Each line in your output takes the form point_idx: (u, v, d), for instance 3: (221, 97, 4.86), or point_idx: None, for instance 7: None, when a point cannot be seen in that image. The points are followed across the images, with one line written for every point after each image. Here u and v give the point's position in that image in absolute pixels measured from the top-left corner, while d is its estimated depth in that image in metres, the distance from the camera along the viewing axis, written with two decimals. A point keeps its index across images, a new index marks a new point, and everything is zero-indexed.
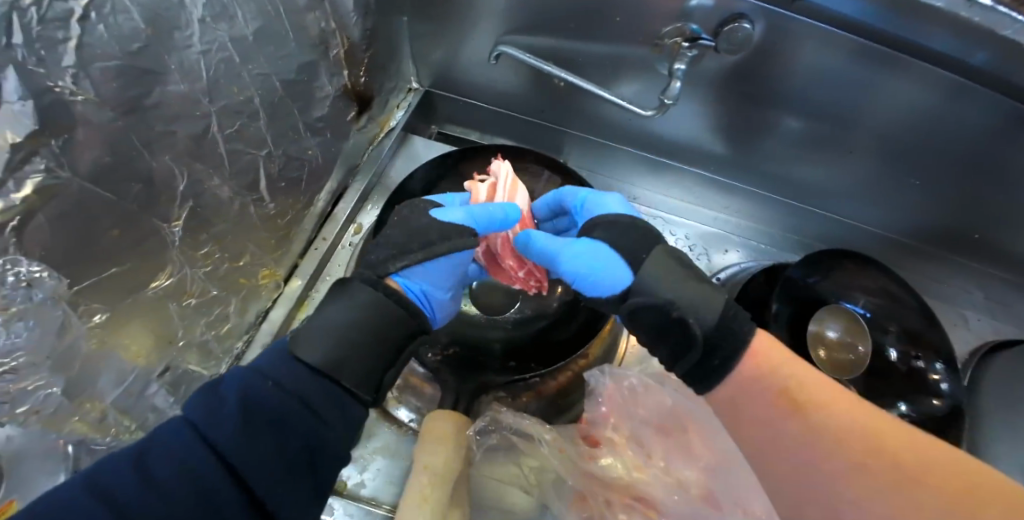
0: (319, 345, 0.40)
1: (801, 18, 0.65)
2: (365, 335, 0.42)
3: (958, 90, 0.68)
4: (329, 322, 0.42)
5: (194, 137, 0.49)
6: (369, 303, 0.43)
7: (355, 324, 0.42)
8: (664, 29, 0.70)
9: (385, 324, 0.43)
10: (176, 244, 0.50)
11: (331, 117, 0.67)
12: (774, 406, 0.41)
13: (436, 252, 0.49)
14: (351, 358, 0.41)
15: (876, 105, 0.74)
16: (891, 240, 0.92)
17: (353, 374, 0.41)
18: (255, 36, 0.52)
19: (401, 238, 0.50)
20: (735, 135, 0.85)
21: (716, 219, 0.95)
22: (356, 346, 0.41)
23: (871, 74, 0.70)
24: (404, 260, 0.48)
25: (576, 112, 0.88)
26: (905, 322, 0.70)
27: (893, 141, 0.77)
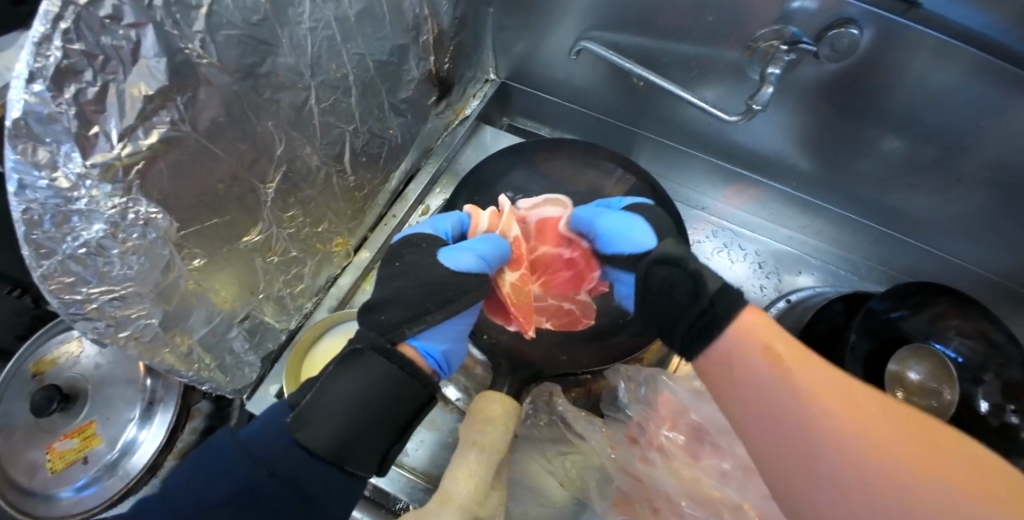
0: (325, 429, 0.40)
1: (920, 29, 0.61)
2: (374, 413, 0.41)
3: None
4: (342, 399, 0.40)
5: (294, 107, 0.53)
6: (384, 378, 0.42)
7: (367, 402, 0.41)
8: (760, 31, 0.67)
9: (396, 406, 0.42)
10: (267, 204, 0.54)
11: (415, 99, 0.69)
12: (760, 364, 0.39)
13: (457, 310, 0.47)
14: (355, 446, 0.40)
15: (1001, 133, 0.67)
16: (996, 284, 0.84)
17: (358, 460, 0.41)
18: (357, 17, 0.55)
19: (415, 296, 0.47)
20: (826, 152, 0.80)
21: (792, 238, 0.91)
22: (365, 433, 0.41)
23: (1001, 96, 0.63)
24: (421, 324, 0.46)
25: (654, 114, 0.86)
26: (1009, 374, 0.62)
27: (1018, 175, 0.70)
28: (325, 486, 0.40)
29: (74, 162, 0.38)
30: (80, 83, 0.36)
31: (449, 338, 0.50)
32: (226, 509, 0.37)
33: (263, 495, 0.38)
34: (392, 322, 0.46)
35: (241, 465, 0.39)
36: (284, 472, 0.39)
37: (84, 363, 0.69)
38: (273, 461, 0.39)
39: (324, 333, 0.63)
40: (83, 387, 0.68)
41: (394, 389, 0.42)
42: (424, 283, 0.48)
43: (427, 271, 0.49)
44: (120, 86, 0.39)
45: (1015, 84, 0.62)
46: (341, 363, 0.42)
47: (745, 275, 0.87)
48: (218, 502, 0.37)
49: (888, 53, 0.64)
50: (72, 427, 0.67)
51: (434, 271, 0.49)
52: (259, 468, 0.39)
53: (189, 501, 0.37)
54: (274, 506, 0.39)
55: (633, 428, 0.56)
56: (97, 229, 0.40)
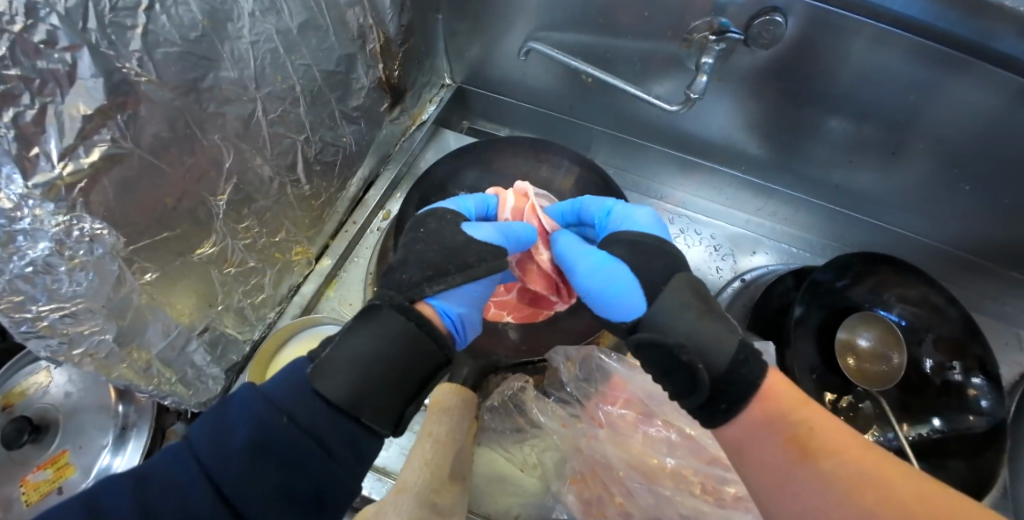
0: (341, 380, 0.39)
1: (843, 13, 0.64)
2: (389, 363, 0.40)
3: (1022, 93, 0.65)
4: (359, 353, 0.40)
5: (241, 120, 0.54)
6: (398, 335, 0.41)
7: (387, 354, 0.41)
8: (694, 23, 0.70)
9: (410, 358, 0.41)
10: (220, 217, 0.55)
11: (367, 106, 0.71)
12: (781, 444, 0.39)
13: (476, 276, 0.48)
14: (369, 398, 0.40)
15: (934, 107, 0.70)
16: (944, 253, 0.88)
17: (373, 412, 0.40)
18: (300, 29, 0.57)
19: (435, 257, 0.49)
20: (773, 136, 0.83)
21: (748, 222, 0.94)
22: (378, 383, 0.40)
23: (925, 71, 0.67)
24: (441, 284, 0.47)
25: (606, 109, 0.89)
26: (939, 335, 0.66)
27: (950, 146, 0.74)
28: (342, 438, 0.39)
29: (16, 183, 0.39)
30: (17, 106, 0.38)
31: (465, 302, 0.50)
32: (248, 454, 0.36)
33: (284, 442, 0.37)
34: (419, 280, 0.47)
35: (260, 409, 0.37)
36: (306, 419, 0.38)
37: (53, 393, 0.69)
38: (292, 409, 0.38)
39: (286, 341, 0.64)
40: (54, 417, 0.68)
41: (406, 347, 0.41)
42: (443, 245, 0.50)
43: (448, 237, 0.51)
44: (58, 108, 0.40)
45: (935, 59, 0.65)
46: (356, 322, 0.42)
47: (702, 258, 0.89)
48: (238, 453, 0.36)
49: (816, 37, 0.67)
50: (44, 458, 0.66)
51: (455, 237, 0.51)
52: (278, 415, 0.37)
53: (211, 449, 0.36)
54: (294, 454, 0.37)
55: (589, 411, 0.58)
56: (43, 247, 0.41)
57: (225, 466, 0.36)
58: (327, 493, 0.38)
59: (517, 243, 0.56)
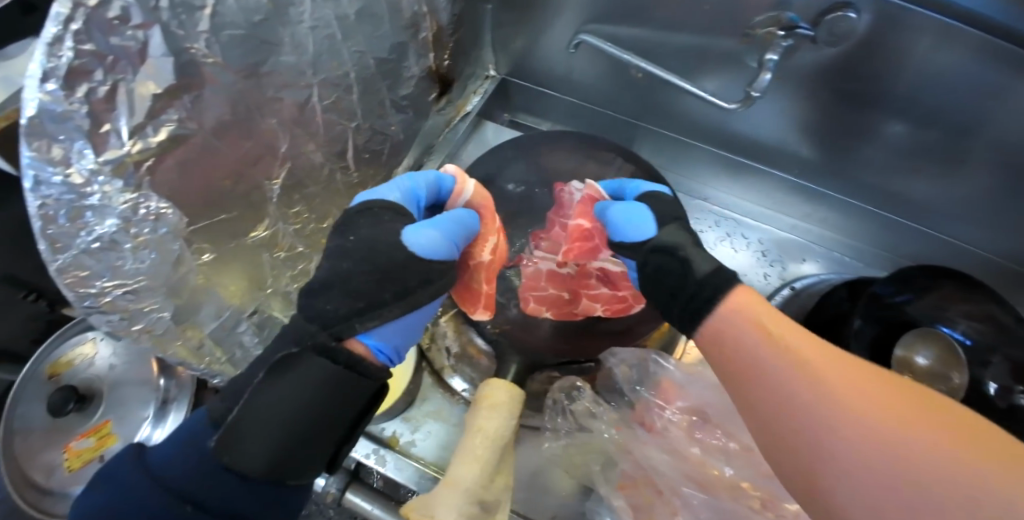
0: (258, 443, 0.39)
1: (917, 10, 0.61)
2: (286, 407, 0.39)
3: None
4: (266, 410, 0.39)
5: (297, 105, 0.54)
6: (321, 384, 0.40)
7: (286, 398, 0.40)
8: (758, 18, 0.68)
9: (292, 397, 0.40)
10: (273, 201, 0.56)
11: (415, 96, 0.71)
12: (783, 361, 0.36)
13: (418, 303, 0.47)
14: (293, 461, 0.40)
15: (1005, 114, 0.67)
16: (1000, 267, 0.84)
17: (290, 472, 0.40)
18: (356, 16, 0.57)
19: (373, 288, 0.45)
20: (827, 140, 0.81)
21: (796, 227, 0.91)
22: (289, 439, 0.39)
23: (998, 75, 0.64)
24: (376, 318, 0.45)
25: (653, 106, 0.87)
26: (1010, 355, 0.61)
27: (1020, 157, 0.70)
28: (265, 496, 0.40)
29: (87, 158, 0.39)
30: (91, 82, 0.37)
31: (404, 331, 0.49)
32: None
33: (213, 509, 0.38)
34: (320, 332, 0.43)
35: (155, 498, 0.38)
36: (211, 502, 0.38)
37: (98, 365, 0.70)
38: (196, 495, 0.38)
39: None
40: (99, 387, 0.70)
41: (329, 393, 0.40)
42: (365, 283, 0.46)
43: (380, 251, 0.47)
44: (129, 85, 0.40)
45: (1010, 62, 0.62)
46: (261, 382, 0.40)
47: (749, 263, 0.88)
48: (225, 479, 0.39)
49: (884, 36, 0.65)
50: (87, 427, 0.69)
51: (365, 279, 0.45)
52: (184, 504, 0.38)
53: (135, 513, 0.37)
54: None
55: (638, 414, 0.59)
56: (110, 224, 0.42)
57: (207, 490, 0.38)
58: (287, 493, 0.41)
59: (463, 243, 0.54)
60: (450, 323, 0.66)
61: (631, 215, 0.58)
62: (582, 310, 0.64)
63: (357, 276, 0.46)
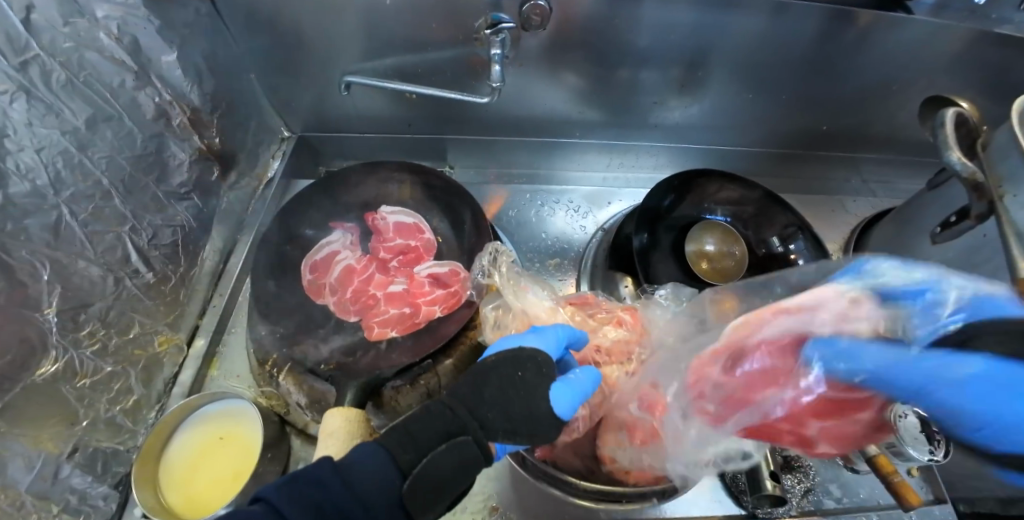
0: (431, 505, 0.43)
1: None
2: (457, 470, 0.44)
3: (778, 8, 0.77)
4: (441, 477, 0.43)
5: (48, 229, 0.53)
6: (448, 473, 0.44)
7: (459, 470, 0.44)
8: (476, 23, 0.77)
9: (469, 471, 0.45)
10: (54, 331, 0.53)
11: (195, 180, 0.70)
12: None
13: (426, 480, 0.43)
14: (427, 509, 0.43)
15: (726, 37, 0.81)
16: (761, 154, 1.01)
17: (421, 507, 0.42)
18: (88, 125, 0.57)
19: (434, 417, 0.46)
20: (601, 100, 0.91)
21: (604, 179, 1.01)
22: (441, 486, 0.43)
23: (700, 13, 0.78)
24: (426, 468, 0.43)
25: (443, 117, 0.93)
26: (763, 219, 0.76)
27: (739, 65, 0.85)
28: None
29: None
30: None
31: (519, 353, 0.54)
32: None
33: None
34: (520, 377, 0.50)
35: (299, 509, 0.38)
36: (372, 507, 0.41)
37: None
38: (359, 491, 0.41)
39: (172, 435, 0.61)
40: None
41: (456, 469, 0.44)
42: (520, 391, 0.49)
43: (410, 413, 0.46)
44: None
45: (706, 3, 0.76)
46: (452, 446, 0.44)
47: (566, 221, 0.92)
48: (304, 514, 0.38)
49: (597, 7, 0.76)
50: None
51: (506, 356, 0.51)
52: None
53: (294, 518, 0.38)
54: None
55: (519, 313, 0.61)
56: None
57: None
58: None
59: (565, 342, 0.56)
60: (291, 380, 0.62)
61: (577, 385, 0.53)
62: (418, 318, 0.67)
63: (523, 368, 0.50)
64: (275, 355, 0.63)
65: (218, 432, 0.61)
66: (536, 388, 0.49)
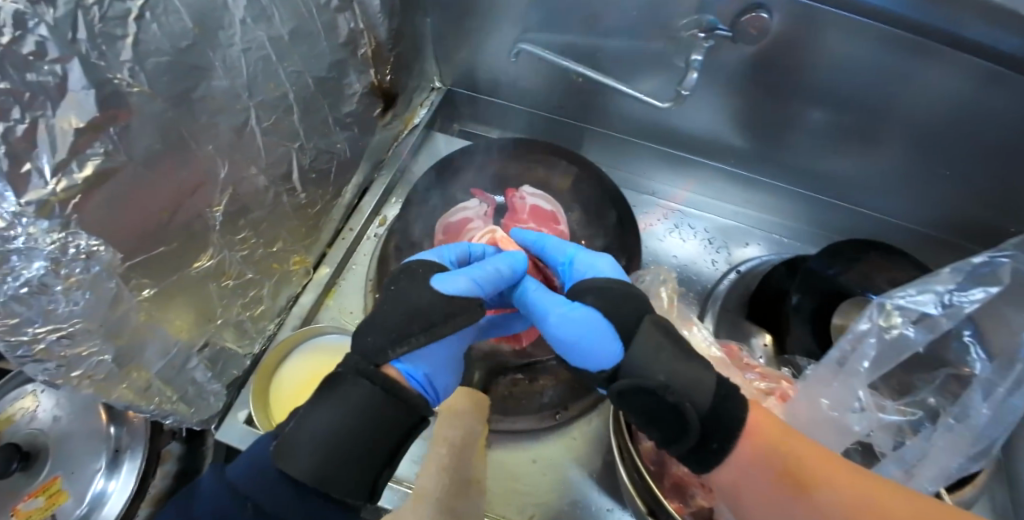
0: (305, 462, 0.39)
1: (843, 12, 0.64)
2: (350, 439, 0.39)
3: (992, 77, 0.65)
4: (323, 434, 0.39)
5: (234, 129, 0.53)
6: (359, 410, 0.40)
7: (355, 432, 0.39)
8: (682, 21, 0.71)
9: (386, 424, 0.40)
10: (216, 228, 0.54)
11: (360, 112, 0.70)
12: (775, 485, 0.40)
13: (323, 440, 0.39)
14: (344, 476, 0.39)
15: (910, 94, 0.70)
16: (924, 237, 0.86)
17: (343, 488, 0.39)
18: (290, 36, 0.56)
19: (394, 320, 0.44)
20: (755, 127, 0.82)
21: (737, 213, 0.91)
22: (355, 459, 0.39)
23: (894, 59, 0.67)
24: (319, 425, 0.39)
25: (598, 109, 0.88)
26: None
27: (922, 129, 0.74)
28: (308, 516, 0.40)
29: (8, 201, 0.37)
30: (8, 121, 0.36)
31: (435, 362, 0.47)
32: None
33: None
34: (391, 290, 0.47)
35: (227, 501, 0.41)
36: (271, 508, 0.39)
37: (42, 417, 0.63)
38: (254, 496, 0.40)
39: (288, 355, 0.62)
40: (44, 443, 0.62)
41: (365, 422, 0.40)
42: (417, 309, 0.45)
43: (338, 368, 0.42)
44: (50, 121, 0.38)
45: (901, 45, 0.66)
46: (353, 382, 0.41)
47: (696, 250, 0.86)
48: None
49: (788, 24, 0.67)
50: (35, 486, 0.61)
51: (421, 295, 0.45)
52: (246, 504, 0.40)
53: None
54: None
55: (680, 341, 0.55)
56: (38, 267, 0.40)
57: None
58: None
59: (493, 286, 0.51)
60: None
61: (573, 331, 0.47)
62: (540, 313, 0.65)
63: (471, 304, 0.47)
64: None
65: (324, 368, 0.61)
66: (406, 291, 0.46)
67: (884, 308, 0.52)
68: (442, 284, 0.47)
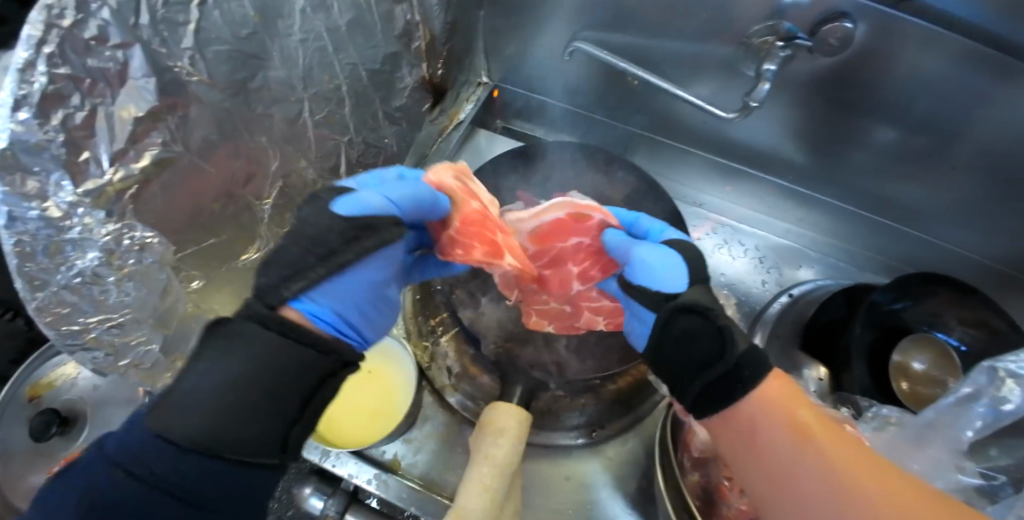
0: (182, 420, 0.32)
1: (920, 22, 0.60)
2: (269, 393, 0.34)
3: None
4: (199, 388, 0.33)
5: (287, 121, 0.52)
6: (248, 356, 0.34)
7: (263, 384, 0.34)
8: (754, 28, 0.67)
9: (289, 369, 0.35)
10: (265, 221, 0.53)
11: (409, 106, 0.69)
12: (778, 421, 0.37)
13: (224, 391, 0.33)
14: (225, 435, 0.33)
15: (988, 116, 0.65)
16: (991, 271, 0.81)
17: (239, 443, 0.33)
18: (347, 26, 0.55)
19: (295, 253, 0.39)
20: (820, 143, 0.78)
21: (789, 231, 0.88)
22: (248, 410, 0.34)
23: (972, 78, 0.63)
24: (204, 377, 0.34)
25: (651, 114, 0.85)
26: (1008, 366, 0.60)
27: (999, 157, 0.69)
28: (206, 481, 0.33)
29: (65, 190, 0.36)
30: (68, 108, 0.35)
31: (351, 302, 0.41)
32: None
33: (129, 502, 0.31)
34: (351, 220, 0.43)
35: (119, 466, 0.32)
36: (156, 474, 0.32)
37: (81, 384, 0.63)
38: (129, 463, 0.32)
39: None
40: (81, 409, 0.62)
41: (279, 369, 0.35)
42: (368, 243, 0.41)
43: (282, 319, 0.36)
44: (109, 109, 0.38)
45: (982, 62, 0.61)
46: (208, 332, 0.35)
47: (746, 269, 0.83)
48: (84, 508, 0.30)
49: (868, 37, 0.63)
50: (70, 451, 0.61)
51: (330, 222, 0.40)
52: (116, 471, 0.32)
53: (61, 514, 0.31)
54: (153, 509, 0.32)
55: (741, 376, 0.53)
56: (91, 258, 0.39)
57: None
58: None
59: (415, 209, 0.46)
60: (451, 344, 0.65)
61: (661, 259, 0.50)
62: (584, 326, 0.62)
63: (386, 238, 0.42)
64: (443, 315, 0.66)
65: (365, 365, 0.61)
66: (333, 208, 0.41)
67: (995, 375, 0.47)
68: (347, 204, 0.42)
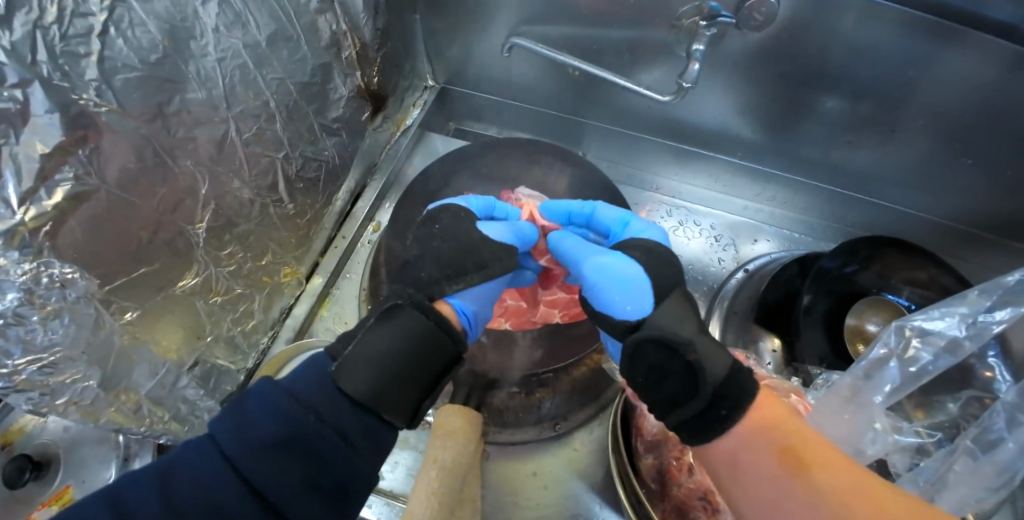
0: (362, 375, 0.38)
1: None
2: (411, 362, 0.39)
3: (1018, 61, 0.62)
4: (376, 350, 0.39)
5: (214, 142, 0.51)
6: (416, 332, 0.40)
7: (406, 356, 0.39)
8: (682, 8, 0.67)
9: (428, 355, 0.40)
10: (200, 245, 0.53)
11: (347, 116, 0.68)
12: (771, 458, 0.36)
13: (387, 357, 0.39)
14: (390, 391, 0.38)
15: (934, 81, 0.67)
16: (943, 228, 0.82)
17: (391, 406, 0.38)
18: (268, 41, 0.54)
19: (452, 254, 0.48)
20: (770, 119, 0.79)
21: (746, 208, 0.89)
22: (395, 379, 0.39)
23: (913, 44, 0.64)
24: (357, 344, 0.39)
25: (598, 103, 0.85)
26: None
27: (948, 120, 0.70)
28: (365, 432, 0.37)
29: None
30: None
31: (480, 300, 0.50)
32: (277, 450, 0.34)
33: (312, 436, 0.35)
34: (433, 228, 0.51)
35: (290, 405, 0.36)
36: (330, 415, 0.36)
37: (52, 427, 0.59)
38: (318, 403, 0.36)
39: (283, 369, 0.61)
40: (55, 452, 0.58)
41: (424, 341, 0.40)
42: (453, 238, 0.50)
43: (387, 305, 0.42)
44: (13, 148, 0.37)
45: (929, 31, 0.62)
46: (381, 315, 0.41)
47: (702, 248, 0.84)
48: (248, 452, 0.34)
49: (803, 9, 0.63)
50: (48, 494, 0.56)
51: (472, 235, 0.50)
52: (306, 412, 0.36)
53: (237, 446, 0.34)
54: (321, 449, 0.35)
55: None
56: (11, 298, 0.39)
57: (253, 462, 0.34)
58: (352, 485, 0.37)
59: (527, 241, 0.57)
60: None
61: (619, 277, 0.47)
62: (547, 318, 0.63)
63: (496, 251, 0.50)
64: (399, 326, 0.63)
65: None
66: (453, 228, 0.51)
67: (903, 334, 0.49)
68: (490, 230, 0.53)
